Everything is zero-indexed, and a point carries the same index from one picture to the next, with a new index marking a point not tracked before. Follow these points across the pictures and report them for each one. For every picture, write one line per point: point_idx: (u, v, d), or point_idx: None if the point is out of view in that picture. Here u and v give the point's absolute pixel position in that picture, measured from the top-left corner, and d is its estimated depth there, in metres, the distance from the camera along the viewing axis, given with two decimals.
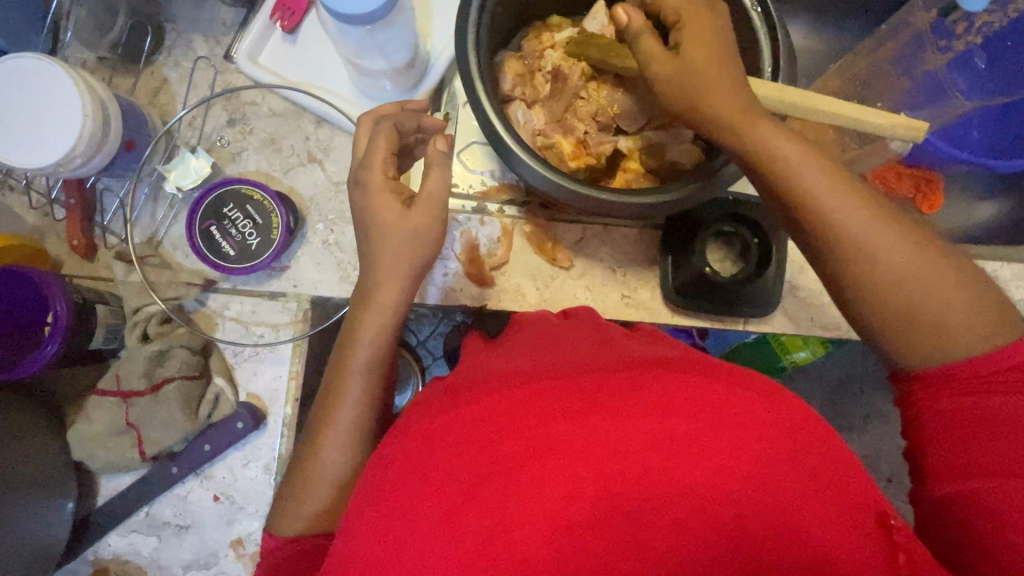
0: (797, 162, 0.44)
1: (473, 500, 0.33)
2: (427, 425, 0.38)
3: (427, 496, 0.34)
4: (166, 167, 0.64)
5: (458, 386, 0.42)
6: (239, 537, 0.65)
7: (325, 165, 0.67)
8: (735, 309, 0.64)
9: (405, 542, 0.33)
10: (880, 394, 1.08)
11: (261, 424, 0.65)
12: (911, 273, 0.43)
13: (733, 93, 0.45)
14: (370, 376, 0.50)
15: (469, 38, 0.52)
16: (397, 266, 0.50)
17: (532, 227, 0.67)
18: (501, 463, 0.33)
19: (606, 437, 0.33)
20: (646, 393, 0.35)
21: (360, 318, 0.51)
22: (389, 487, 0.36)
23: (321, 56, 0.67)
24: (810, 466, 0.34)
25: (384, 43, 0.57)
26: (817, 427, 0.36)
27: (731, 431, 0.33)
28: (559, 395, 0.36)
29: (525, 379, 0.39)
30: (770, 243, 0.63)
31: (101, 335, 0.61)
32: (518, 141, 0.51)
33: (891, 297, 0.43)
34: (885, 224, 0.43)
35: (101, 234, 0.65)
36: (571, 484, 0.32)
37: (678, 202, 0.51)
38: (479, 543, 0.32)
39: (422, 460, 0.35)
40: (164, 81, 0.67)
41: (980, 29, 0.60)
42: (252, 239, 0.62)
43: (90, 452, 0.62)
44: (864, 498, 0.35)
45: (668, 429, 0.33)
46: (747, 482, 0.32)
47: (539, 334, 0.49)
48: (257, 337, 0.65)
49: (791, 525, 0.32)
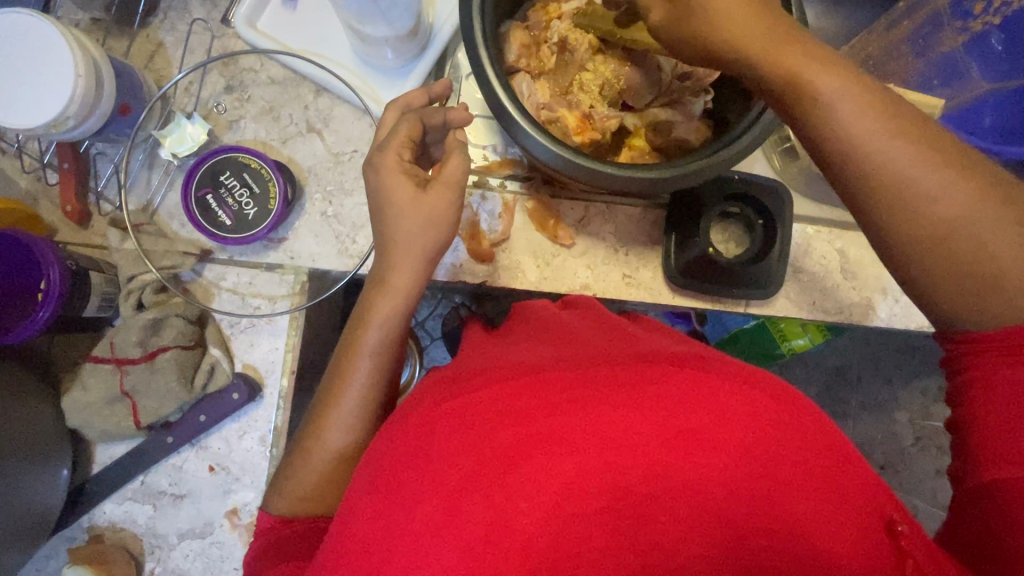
0: (847, 118, 0.40)
1: (478, 489, 0.32)
2: (428, 411, 0.38)
3: (426, 482, 0.33)
4: (162, 133, 0.63)
5: (460, 374, 0.42)
6: (234, 509, 0.64)
7: (324, 135, 0.65)
8: (736, 292, 0.64)
9: (403, 528, 0.32)
10: (877, 382, 1.08)
11: (258, 397, 0.64)
12: (971, 227, 0.39)
13: (758, 27, 0.42)
14: (376, 358, 0.50)
15: (475, 5, 0.51)
16: (400, 243, 0.50)
17: (534, 204, 0.66)
18: (503, 450, 0.33)
19: (612, 427, 0.33)
20: (650, 389, 0.35)
21: (367, 296, 0.51)
22: (391, 471, 0.35)
23: (321, 23, 0.65)
24: (816, 464, 0.34)
25: (386, 9, 0.55)
26: (819, 424, 0.36)
27: (736, 428, 0.33)
28: (562, 387, 0.36)
29: (530, 371, 0.38)
30: (776, 224, 0.63)
31: (96, 302, 0.61)
32: (525, 114, 0.50)
33: (943, 252, 0.40)
34: (949, 177, 0.39)
35: (95, 200, 0.64)
36: (577, 476, 0.32)
37: (684, 178, 0.50)
38: (483, 533, 0.31)
39: (424, 446, 0.35)
40: (160, 45, 0.65)
41: (998, 9, 0.59)
42: (249, 209, 0.61)
43: (85, 420, 0.61)
44: (869, 495, 0.34)
45: (673, 425, 0.33)
46: (751, 478, 0.32)
47: (543, 325, 0.49)
48: (255, 309, 0.64)
49: (797, 522, 0.32)
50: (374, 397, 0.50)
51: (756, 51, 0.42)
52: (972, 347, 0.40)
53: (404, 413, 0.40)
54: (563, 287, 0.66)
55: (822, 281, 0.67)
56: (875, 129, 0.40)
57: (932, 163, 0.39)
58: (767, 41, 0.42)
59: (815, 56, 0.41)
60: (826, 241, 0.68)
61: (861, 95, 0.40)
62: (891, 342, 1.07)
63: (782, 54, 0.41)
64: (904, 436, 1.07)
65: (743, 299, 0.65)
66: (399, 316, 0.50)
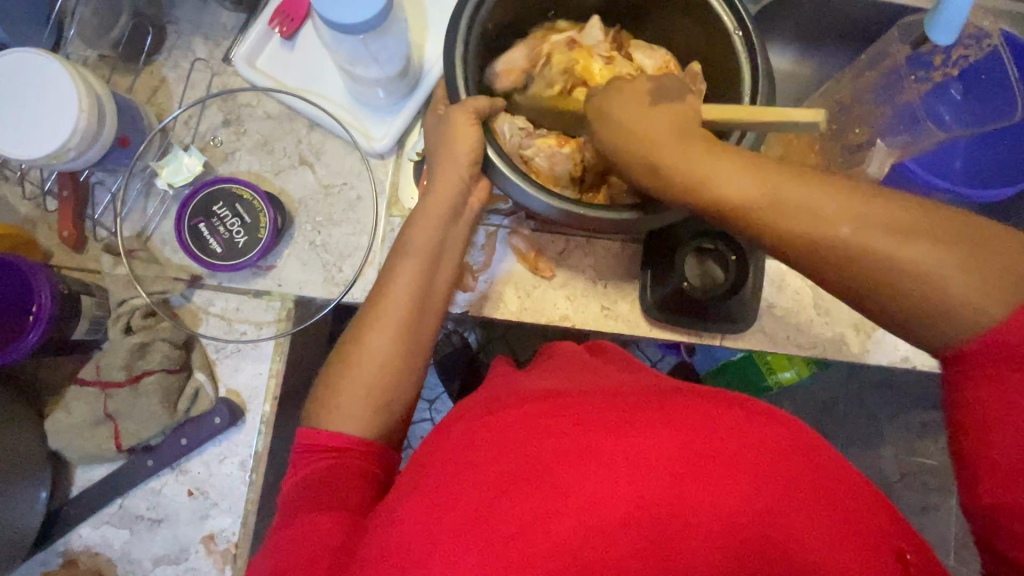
0: (728, 176, 0.42)
1: (503, 499, 0.35)
2: (465, 426, 0.41)
3: (460, 489, 0.37)
4: (159, 163, 0.66)
5: (497, 394, 0.45)
6: (211, 534, 0.64)
7: (315, 168, 0.68)
8: (709, 324, 0.66)
9: (437, 530, 0.35)
10: (862, 416, 1.09)
11: (240, 420, 0.65)
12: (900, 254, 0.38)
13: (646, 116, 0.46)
14: (375, 378, 0.53)
15: (459, 45, 0.53)
16: (404, 267, 0.55)
17: (517, 237, 0.68)
18: (531, 464, 0.36)
19: (632, 445, 0.35)
20: (671, 412, 0.37)
21: (371, 321, 0.54)
22: (427, 481, 0.39)
23: (315, 63, 0.69)
24: (833, 492, 0.35)
25: (377, 52, 0.59)
26: (831, 450, 0.38)
27: (756, 453, 0.35)
28: (590, 409, 0.38)
29: (561, 397, 0.41)
30: (747, 260, 0.66)
31: (85, 326, 0.62)
32: (503, 158, 0.52)
33: (861, 276, 0.39)
34: (849, 204, 0.39)
35: (91, 226, 0.66)
36: (600, 491, 0.34)
37: (660, 219, 0.52)
38: (509, 541, 0.34)
39: (458, 458, 0.38)
40: (163, 81, 0.68)
41: (957, 61, 0.64)
42: (239, 237, 0.64)
43: (68, 443, 0.62)
44: (886, 525, 0.35)
45: (694, 445, 0.35)
46: (764, 495, 0.34)
47: (577, 359, 0.51)
48: (241, 334, 0.66)
49: (816, 544, 0.33)
50: (358, 420, 0.52)
51: (644, 130, 0.45)
52: (957, 358, 0.38)
53: (441, 431, 0.43)
54: (543, 317, 0.68)
55: (797, 316, 0.69)
56: (839, 218, 0.39)
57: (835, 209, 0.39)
58: (671, 150, 0.44)
59: (668, 128, 0.45)
60: (800, 277, 0.70)
61: (736, 158, 0.42)
62: (874, 377, 1.08)
63: (644, 128, 0.45)
64: (889, 471, 1.08)
65: (717, 332, 0.67)
66: (399, 336, 0.54)
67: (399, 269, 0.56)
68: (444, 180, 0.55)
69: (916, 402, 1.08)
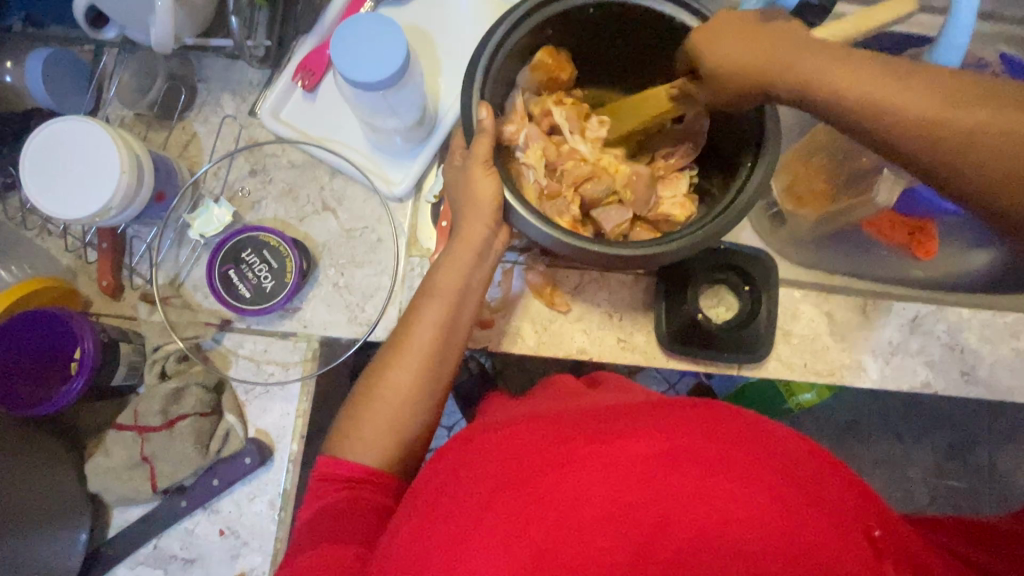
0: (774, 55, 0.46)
1: (494, 509, 0.37)
2: (459, 451, 0.43)
3: (448, 509, 0.39)
4: (191, 215, 0.70)
5: (486, 421, 0.47)
6: (242, 573, 0.66)
7: (337, 213, 0.71)
8: (726, 355, 0.67)
9: (436, 554, 0.37)
10: (888, 437, 1.07)
11: (269, 460, 0.67)
12: (1006, 127, 0.38)
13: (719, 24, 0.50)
14: (394, 417, 0.55)
15: (474, 92, 0.54)
16: (422, 310, 0.58)
17: (532, 273, 0.70)
18: (518, 477, 0.38)
19: (612, 453, 0.37)
20: (646, 421, 0.40)
21: (390, 358, 0.57)
22: (426, 503, 0.41)
23: (336, 113, 0.72)
24: (801, 483, 0.37)
25: (395, 104, 0.62)
26: (802, 446, 0.40)
27: (725, 448, 0.37)
28: (572, 425, 0.41)
29: (547, 416, 0.43)
30: (761, 292, 0.68)
31: (123, 371, 0.65)
32: (521, 200, 0.54)
33: (927, 147, 0.41)
34: (895, 80, 0.42)
35: (128, 275, 0.69)
36: (579, 494, 0.36)
37: (685, 247, 0.53)
38: (499, 546, 0.36)
39: (451, 480, 0.40)
40: (194, 135, 0.72)
41: None
42: (267, 282, 0.67)
43: (107, 485, 0.65)
44: (859, 512, 0.37)
45: (667, 449, 0.37)
46: (736, 491, 0.35)
47: (562, 386, 0.53)
48: (268, 375, 0.68)
49: (791, 535, 0.34)
50: (382, 455, 0.54)
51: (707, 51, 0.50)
52: None
53: (435, 458, 0.45)
54: (560, 350, 0.70)
55: (814, 342, 0.70)
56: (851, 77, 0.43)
57: (938, 94, 0.40)
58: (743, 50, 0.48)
59: (778, 42, 0.47)
60: (814, 304, 0.70)
61: (808, 46, 0.46)
62: (899, 398, 1.07)
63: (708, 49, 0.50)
64: (918, 494, 1.06)
65: (734, 363, 0.68)
66: (421, 375, 0.56)
67: (419, 307, 0.58)
68: (464, 223, 0.57)
69: (944, 422, 1.07)
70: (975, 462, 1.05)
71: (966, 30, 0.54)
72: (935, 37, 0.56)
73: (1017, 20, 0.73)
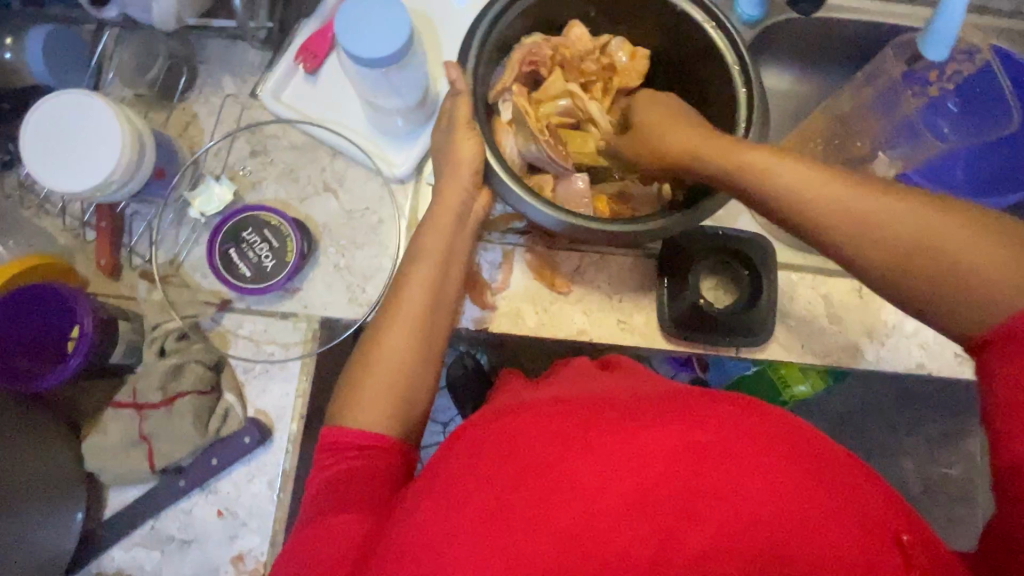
0: (687, 138, 0.49)
1: (517, 489, 0.37)
2: (478, 433, 0.43)
3: (469, 486, 0.39)
4: (192, 194, 0.70)
5: (503, 404, 0.47)
6: (240, 554, 0.65)
7: (338, 195, 0.71)
8: (727, 337, 0.67)
9: (456, 530, 0.37)
10: (881, 428, 1.09)
11: (268, 440, 0.66)
12: (926, 227, 0.41)
13: (654, 104, 0.53)
14: (395, 391, 0.55)
15: (469, 61, 0.55)
16: (422, 285, 0.58)
17: (532, 255, 0.71)
18: (539, 459, 0.38)
19: (636, 441, 0.38)
20: (671, 410, 0.40)
21: (387, 324, 0.57)
22: (445, 480, 0.41)
23: (338, 95, 0.72)
24: (822, 484, 0.37)
25: (398, 84, 0.63)
26: (827, 446, 0.40)
27: (746, 442, 0.38)
28: (595, 411, 0.41)
29: (567, 402, 0.43)
30: (761, 275, 0.68)
31: (121, 350, 0.64)
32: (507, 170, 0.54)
33: (848, 237, 0.43)
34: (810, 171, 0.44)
35: (127, 254, 0.69)
36: (601, 479, 0.37)
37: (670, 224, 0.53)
38: (521, 527, 0.36)
39: (473, 460, 0.41)
40: (194, 116, 0.72)
41: (950, 76, 0.68)
42: (268, 262, 0.67)
43: (103, 464, 0.64)
44: (881, 512, 0.37)
45: (690, 440, 0.38)
46: (756, 484, 0.36)
47: (578, 372, 0.53)
48: (268, 355, 0.67)
49: (808, 530, 0.35)
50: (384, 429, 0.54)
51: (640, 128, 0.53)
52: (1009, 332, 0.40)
53: (454, 438, 0.45)
54: (561, 332, 0.70)
55: (810, 325, 0.70)
56: (776, 169, 0.45)
57: (833, 183, 0.43)
58: (675, 128, 0.50)
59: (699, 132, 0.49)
60: (811, 287, 0.71)
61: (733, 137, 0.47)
62: (892, 387, 1.08)
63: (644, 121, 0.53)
64: (912, 483, 1.07)
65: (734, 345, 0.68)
66: (419, 347, 0.57)
67: (410, 276, 0.58)
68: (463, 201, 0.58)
69: (937, 412, 1.08)
70: (967, 450, 1.07)
71: (959, 14, 0.55)
72: (926, 23, 0.58)
73: (1006, 11, 0.74)
